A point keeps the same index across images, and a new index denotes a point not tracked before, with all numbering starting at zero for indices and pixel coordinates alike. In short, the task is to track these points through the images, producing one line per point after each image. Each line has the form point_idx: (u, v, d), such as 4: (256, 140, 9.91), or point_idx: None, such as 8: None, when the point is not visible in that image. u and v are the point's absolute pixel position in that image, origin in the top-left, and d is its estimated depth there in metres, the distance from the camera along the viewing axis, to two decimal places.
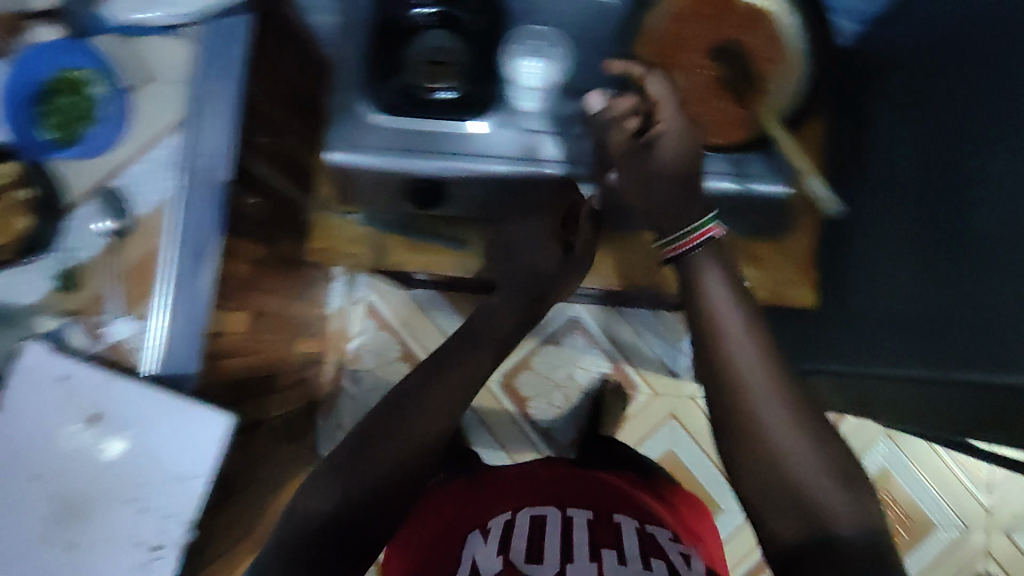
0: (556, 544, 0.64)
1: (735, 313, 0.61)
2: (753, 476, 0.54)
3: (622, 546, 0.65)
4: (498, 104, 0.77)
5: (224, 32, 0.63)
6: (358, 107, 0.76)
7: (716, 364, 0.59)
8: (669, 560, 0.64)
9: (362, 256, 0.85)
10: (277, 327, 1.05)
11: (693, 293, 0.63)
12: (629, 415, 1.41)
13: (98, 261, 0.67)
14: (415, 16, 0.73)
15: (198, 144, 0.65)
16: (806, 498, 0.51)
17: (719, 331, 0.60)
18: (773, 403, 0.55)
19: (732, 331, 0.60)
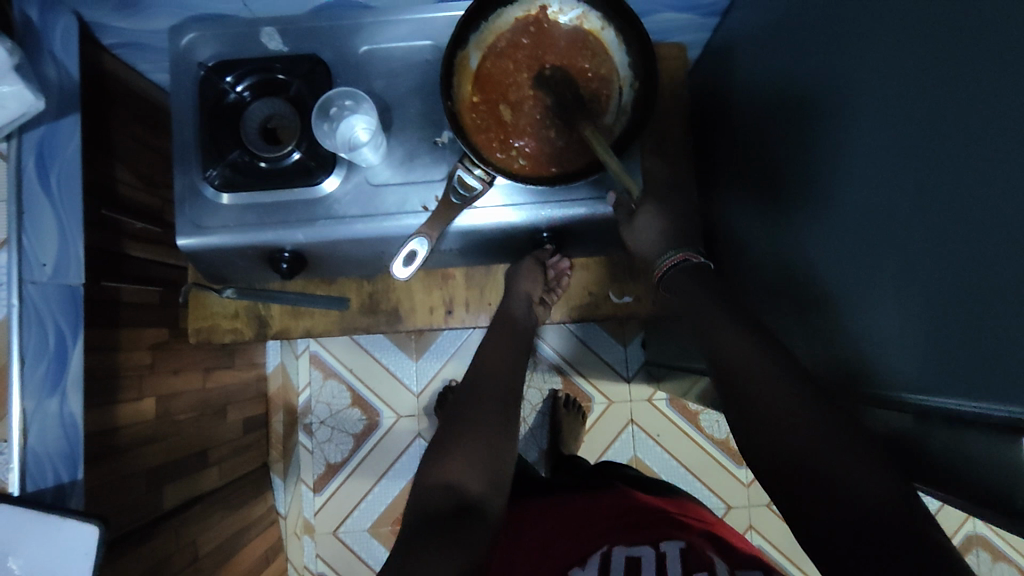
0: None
1: (719, 316, 0.62)
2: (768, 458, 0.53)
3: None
4: (339, 161, 0.74)
5: (45, 157, 0.70)
6: (203, 188, 0.74)
7: (718, 364, 0.59)
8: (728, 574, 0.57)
9: (244, 329, 0.86)
10: (197, 403, 1.04)
11: (686, 300, 0.66)
12: (599, 422, 1.39)
13: None
14: (233, 95, 0.74)
15: (33, 262, 0.68)
16: (808, 468, 0.50)
17: (714, 328, 0.61)
18: (776, 388, 0.54)
19: (725, 327, 0.61)
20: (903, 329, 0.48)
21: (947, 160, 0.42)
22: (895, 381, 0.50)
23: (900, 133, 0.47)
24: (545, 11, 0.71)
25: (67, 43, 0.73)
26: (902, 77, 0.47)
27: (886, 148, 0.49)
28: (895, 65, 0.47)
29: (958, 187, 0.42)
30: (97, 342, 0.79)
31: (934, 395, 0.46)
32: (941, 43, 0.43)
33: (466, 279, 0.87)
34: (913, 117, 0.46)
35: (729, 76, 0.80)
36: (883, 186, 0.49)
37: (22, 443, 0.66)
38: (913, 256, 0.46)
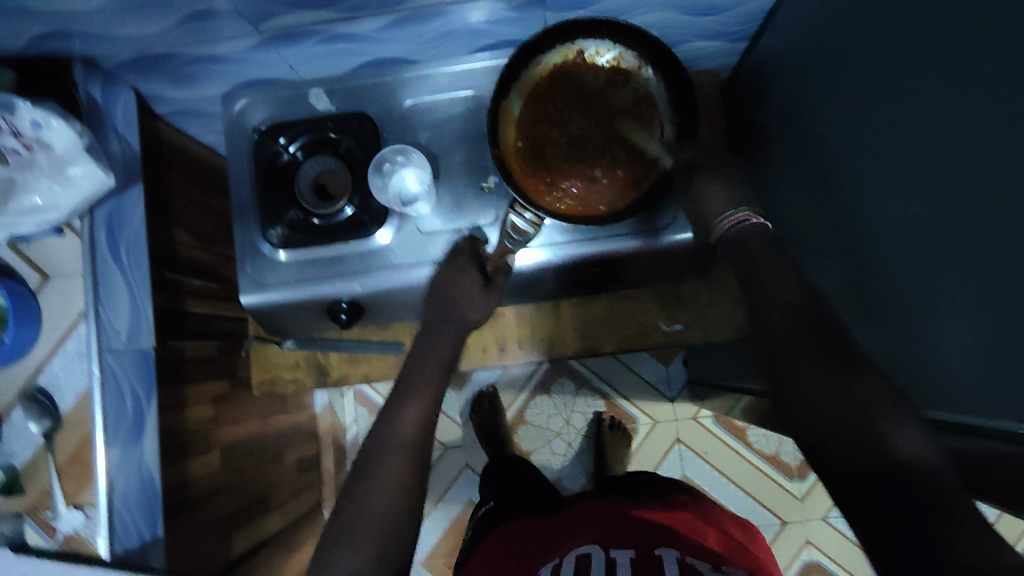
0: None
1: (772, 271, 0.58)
2: (802, 414, 0.49)
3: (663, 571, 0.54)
4: (391, 213, 0.76)
5: (114, 230, 0.73)
6: (262, 245, 0.77)
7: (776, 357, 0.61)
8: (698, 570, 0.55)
9: (305, 379, 0.88)
10: (256, 449, 1.06)
11: (745, 252, 0.62)
12: (641, 451, 1.39)
13: (34, 462, 0.69)
14: (287, 155, 0.77)
15: (110, 330, 0.70)
16: None
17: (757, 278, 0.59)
18: (821, 344, 0.51)
19: (769, 276, 0.58)
20: (967, 354, 0.49)
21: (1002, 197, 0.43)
22: (963, 403, 0.50)
23: (952, 164, 0.48)
24: (583, 54, 0.72)
25: (128, 117, 0.75)
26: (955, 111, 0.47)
27: (942, 179, 0.49)
28: (944, 101, 0.48)
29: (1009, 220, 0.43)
30: (167, 401, 0.82)
31: (997, 419, 0.47)
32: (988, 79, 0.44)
33: (516, 316, 0.88)
34: (966, 149, 0.46)
35: (767, 99, 0.81)
36: (939, 215, 0.50)
37: (108, 507, 0.68)
38: (974, 283, 0.47)
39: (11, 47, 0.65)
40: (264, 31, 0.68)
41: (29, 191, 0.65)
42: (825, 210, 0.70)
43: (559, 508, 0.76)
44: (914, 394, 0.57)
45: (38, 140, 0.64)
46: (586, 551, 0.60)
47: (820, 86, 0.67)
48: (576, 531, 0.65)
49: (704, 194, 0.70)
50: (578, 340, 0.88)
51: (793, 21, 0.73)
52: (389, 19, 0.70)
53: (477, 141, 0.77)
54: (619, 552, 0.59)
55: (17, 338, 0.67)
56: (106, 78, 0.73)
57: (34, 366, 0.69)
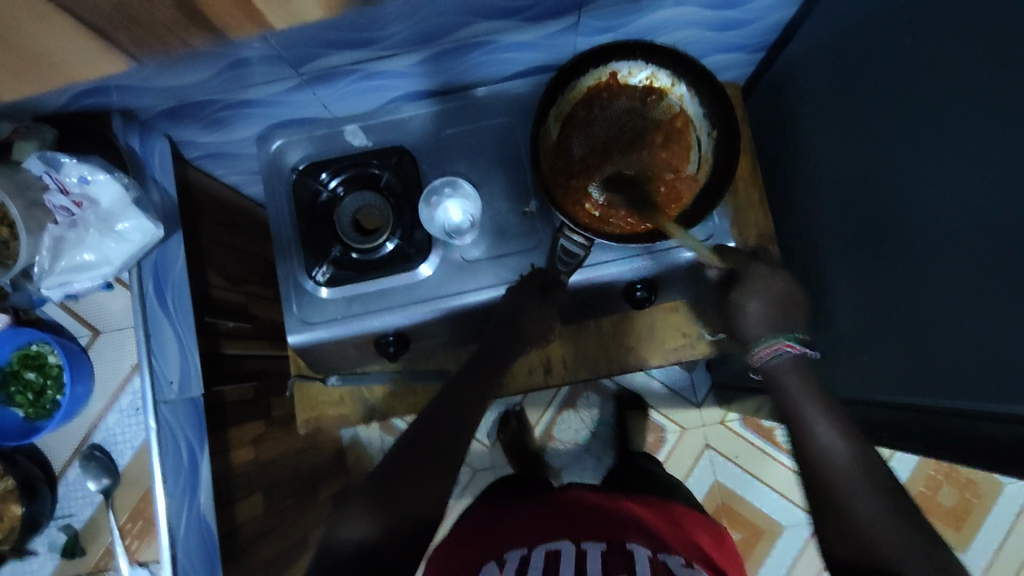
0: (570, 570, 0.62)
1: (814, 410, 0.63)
2: (845, 549, 0.55)
3: (637, 572, 0.62)
4: (434, 244, 0.76)
5: (161, 280, 0.72)
6: (305, 283, 0.77)
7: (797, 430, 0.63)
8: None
9: (351, 414, 0.87)
10: (293, 489, 1.05)
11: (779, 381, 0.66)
12: (672, 463, 1.39)
13: (94, 521, 0.68)
14: (327, 193, 0.78)
15: (162, 381, 0.69)
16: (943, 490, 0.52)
17: (803, 421, 0.63)
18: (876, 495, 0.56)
19: (815, 423, 0.63)
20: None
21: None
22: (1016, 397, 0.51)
23: (1004, 169, 0.50)
24: (615, 75, 0.74)
25: (164, 165, 0.75)
26: (1009, 115, 0.49)
27: (996, 181, 0.51)
28: (994, 107, 0.50)
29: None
30: (215, 448, 0.81)
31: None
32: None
33: (558, 336, 0.88)
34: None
35: (794, 107, 0.83)
36: (992, 214, 0.52)
37: (172, 562, 0.67)
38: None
39: (53, 106, 0.65)
40: (303, 73, 0.69)
41: (78, 247, 0.65)
42: (862, 218, 0.71)
43: (531, 502, 0.82)
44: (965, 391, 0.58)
45: (85, 196, 0.64)
46: (557, 545, 0.68)
47: (855, 95, 0.69)
48: (550, 528, 0.72)
49: (742, 308, 0.67)
50: (621, 356, 0.88)
51: (817, 32, 0.75)
52: (426, 53, 0.71)
53: (514, 166, 0.78)
54: (589, 545, 0.67)
55: (73, 396, 0.66)
56: (141, 129, 0.73)
57: (91, 422, 0.68)
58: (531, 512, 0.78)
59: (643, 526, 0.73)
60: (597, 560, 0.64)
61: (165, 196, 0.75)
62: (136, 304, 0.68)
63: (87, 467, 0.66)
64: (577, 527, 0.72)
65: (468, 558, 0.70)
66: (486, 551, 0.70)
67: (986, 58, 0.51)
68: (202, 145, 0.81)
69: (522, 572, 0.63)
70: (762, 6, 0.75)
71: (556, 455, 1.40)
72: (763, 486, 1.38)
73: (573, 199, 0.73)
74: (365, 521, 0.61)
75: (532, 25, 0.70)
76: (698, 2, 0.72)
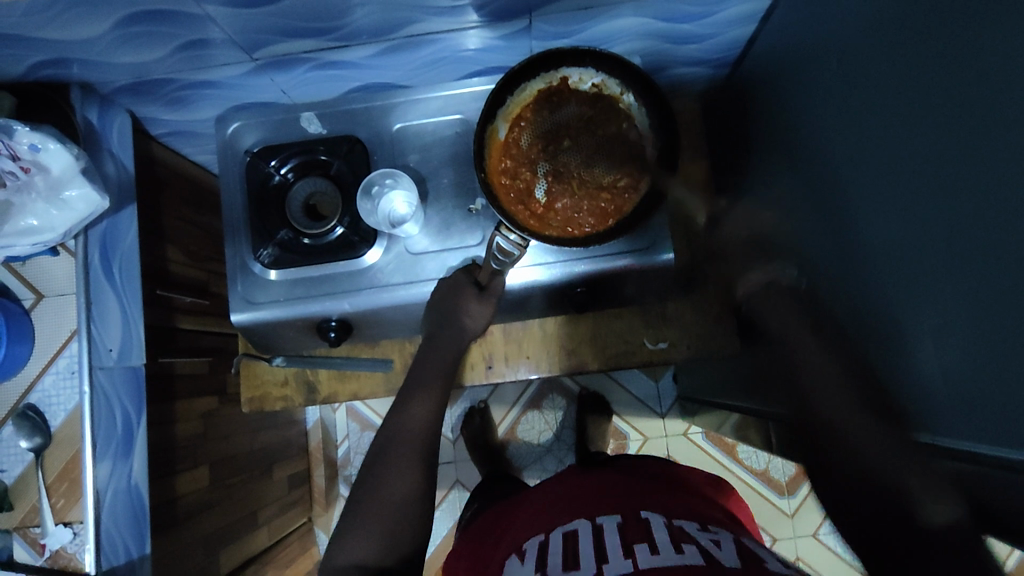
0: (591, 549, 0.61)
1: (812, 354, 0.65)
2: None
3: (654, 538, 0.60)
4: (380, 234, 0.78)
5: (107, 250, 0.74)
6: (253, 264, 0.78)
7: None
8: (699, 544, 0.59)
9: (294, 396, 0.90)
10: (245, 465, 1.06)
11: (777, 316, 0.70)
12: None
13: (24, 478, 0.70)
14: (278, 177, 0.80)
15: (101, 347, 0.72)
16: None
17: (806, 364, 0.65)
18: None
19: (817, 363, 0.64)
20: (927, 371, 0.51)
21: (958, 223, 0.45)
22: (929, 422, 0.52)
23: (910, 199, 0.50)
24: (567, 81, 0.74)
25: (122, 140, 0.77)
26: (909, 142, 0.50)
27: (899, 208, 0.51)
28: (898, 136, 0.51)
29: (970, 251, 0.44)
30: (157, 418, 0.83)
31: (946, 436, 0.49)
32: (936, 117, 0.46)
33: (501, 334, 0.91)
34: (922, 181, 0.48)
35: (747, 124, 0.84)
36: (899, 240, 0.52)
37: (96, 523, 0.69)
38: (934, 309, 0.49)
39: (12, 74, 0.67)
40: (257, 58, 0.70)
41: (24, 213, 0.67)
42: (799, 235, 0.72)
43: (554, 482, 0.81)
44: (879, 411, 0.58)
45: (36, 162, 0.66)
46: (575, 526, 0.67)
47: (795, 116, 0.69)
48: (568, 507, 0.72)
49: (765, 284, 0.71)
50: (564, 359, 0.90)
51: (770, 49, 0.75)
52: (379, 47, 0.72)
53: (464, 163, 0.79)
54: (605, 520, 0.67)
55: (10, 354, 0.69)
56: (101, 103, 0.75)
57: (27, 381, 0.71)
58: (542, 498, 0.77)
59: (666, 493, 0.72)
60: (615, 533, 0.63)
61: (120, 171, 0.77)
62: (81, 273, 0.71)
63: (21, 424, 0.69)
64: (599, 505, 0.71)
65: (497, 552, 0.70)
66: (507, 550, 0.69)
67: (892, 85, 0.51)
68: (165, 123, 0.83)
69: (546, 556, 0.62)
70: (717, 22, 0.76)
71: (518, 453, 1.41)
72: None
73: (519, 199, 0.75)
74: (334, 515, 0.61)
75: (482, 27, 0.71)
76: (652, 15, 0.73)
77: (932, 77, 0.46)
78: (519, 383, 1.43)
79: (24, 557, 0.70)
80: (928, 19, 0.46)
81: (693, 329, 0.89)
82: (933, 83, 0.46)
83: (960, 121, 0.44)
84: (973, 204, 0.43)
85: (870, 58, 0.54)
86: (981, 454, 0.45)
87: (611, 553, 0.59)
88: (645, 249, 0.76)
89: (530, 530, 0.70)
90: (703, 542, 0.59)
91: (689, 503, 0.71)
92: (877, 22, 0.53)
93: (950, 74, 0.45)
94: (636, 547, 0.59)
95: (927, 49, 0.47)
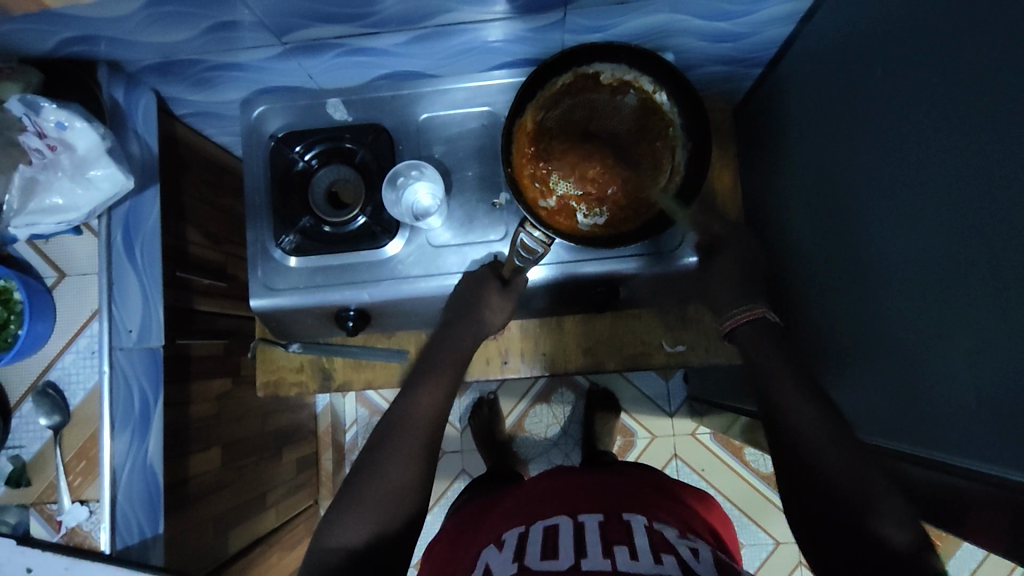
0: (570, 544, 0.61)
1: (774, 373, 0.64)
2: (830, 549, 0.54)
3: (634, 542, 0.61)
4: (402, 225, 0.77)
5: (130, 230, 0.74)
6: (273, 250, 0.78)
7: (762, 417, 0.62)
8: (679, 554, 0.59)
9: (308, 382, 0.90)
10: (256, 448, 1.07)
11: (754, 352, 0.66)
12: None
13: (42, 454, 0.71)
14: (302, 163, 0.79)
15: (121, 328, 0.72)
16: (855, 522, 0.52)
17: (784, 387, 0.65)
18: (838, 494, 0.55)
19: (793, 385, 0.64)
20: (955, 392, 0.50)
21: (1002, 244, 0.44)
22: (953, 444, 0.51)
23: (947, 217, 0.49)
24: (597, 75, 0.72)
25: (147, 119, 0.77)
26: (952, 157, 0.48)
27: (935, 224, 0.51)
28: (940, 150, 0.50)
29: (1010, 275, 0.43)
30: (174, 399, 0.84)
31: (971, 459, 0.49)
32: (984, 135, 0.45)
33: (517, 329, 0.90)
34: (963, 199, 0.47)
35: (776, 128, 0.82)
36: (931, 256, 0.51)
37: (112, 502, 0.69)
38: (969, 330, 0.48)
39: (40, 50, 0.67)
40: (287, 42, 0.69)
41: (49, 190, 0.66)
42: (825, 244, 0.71)
43: (538, 477, 0.81)
44: (897, 426, 0.58)
45: (62, 141, 0.66)
46: (554, 522, 0.67)
47: (826, 122, 0.68)
48: (551, 502, 0.72)
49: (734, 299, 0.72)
50: (579, 356, 0.90)
51: (805, 52, 0.73)
52: (407, 36, 0.71)
53: (489, 157, 0.79)
54: (585, 518, 0.67)
55: (32, 332, 0.69)
56: (127, 81, 0.74)
57: (47, 359, 0.72)
58: (524, 492, 0.77)
59: (648, 499, 0.73)
60: (595, 532, 0.64)
61: (146, 151, 0.77)
62: (105, 253, 0.71)
63: (40, 401, 0.70)
64: (580, 504, 0.71)
65: (476, 539, 0.71)
66: (484, 539, 0.70)
67: (937, 96, 0.50)
68: (189, 104, 0.83)
69: (526, 548, 0.63)
70: (754, 22, 0.74)
71: (525, 445, 1.41)
72: (726, 503, 1.38)
73: (544, 196, 0.74)
74: (347, 505, 0.61)
75: (515, 19, 0.70)
76: (688, 12, 0.71)
77: (982, 91, 0.45)
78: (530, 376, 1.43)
79: (42, 531, 0.71)
80: (984, 32, 0.45)
81: (712, 332, 0.88)
82: (985, 99, 0.45)
83: (1010, 140, 0.43)
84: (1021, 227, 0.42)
85: (916, 68, 0.52)
86: (1006, 479, 0.45)
87: (590, 551, 0.60)
88: (664, 252, 0.76)
89: (507, 524, 0.71)
90: (682, 552, 0.60)
91: (680, 516, 0.72)
92: (925, 29, 0.51)
93: (1002, 90, 0.43)
94: (614, 549, 0.60)
95: (979, 62, 0.45)
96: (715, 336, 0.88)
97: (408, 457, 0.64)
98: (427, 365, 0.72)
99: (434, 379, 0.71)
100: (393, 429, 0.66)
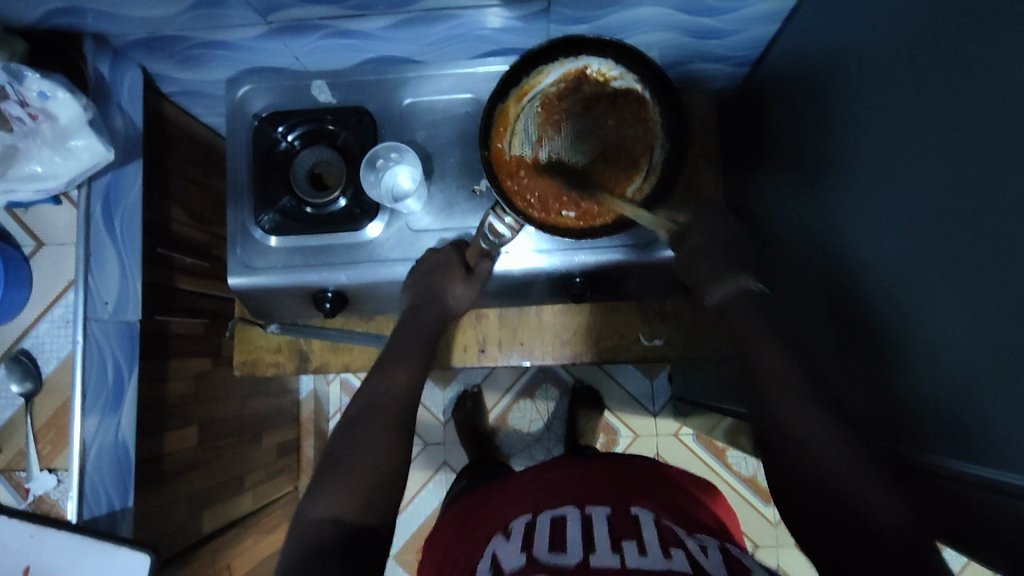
0: (578, 537, 0.61)
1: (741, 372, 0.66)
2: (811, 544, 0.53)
3: (643, 537, 0.61)
4: (382, 208, 0.78)
5: (110, 203, 0.75)
6: (254, 230, 0.78)
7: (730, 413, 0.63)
8: (687, 550, 0.59)
9: (286, 363, 0.90)
10: (235, 429, 1.07)
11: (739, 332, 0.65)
12: None
13: (13, 421, 0.71)
14: (285, 144, 0.80)
15: (97, 300, 0.72)
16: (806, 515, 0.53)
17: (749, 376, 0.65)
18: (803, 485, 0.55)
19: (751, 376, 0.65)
20: (926, 390, 0.50)
21: (972, 241, 0.44)
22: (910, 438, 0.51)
23: (924, 212, 0.49)
24: (585, 70, 0.73)
25: (132, 94, 0.77)
26: (927, 153, 0.49)
27: (910, 221, 0.51)
28: (917, 146, 0.50)
29: (982, 271, 0.44)
30: (150, 374, 0.84)
31: (941, 455, 0.49)
32: (956, 128, 0.45)
33: (496, 318, 0.91)
34: (932, 193, 0.48)
35: (758, 127, 0.83)
36: (905, 253, 0.52)
37: (80, 473, 0.69)
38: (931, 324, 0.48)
39: (28, 18, 0.67)
40: (272, 22, 0.69)
41: (29, 158, 0.67)
42: (806, 242, 0.71)
43: (549, 466, 0.81)
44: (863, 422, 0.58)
45: (44, 110, 0.66)
46: (562, 512, 0.67)
47: (808, 119, 0.68)
48: (559, 493, 0.72)
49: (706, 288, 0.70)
50: (557, 348, 0.90)
51: (790, 50, 0.74)
52: (394, 20, 0.71)
53: (472, 144, 0.79)
54: (595, 510, 0.67)
55: (6, 299, 0.69)
56: (114, 55, 0.74)
57: (19, 327, 0.72)
58: (525, 483, 0.76)
59: (646, 493, 0.72)
60: (603, 524, 0.63)
61: (128, 124, 0.77)
62: (83, 224, 0.72)
63: (11, 368, 0.70)
64: (587, 496, 0.71)
65: (482, 527, 0.71)
66: (483, 532, 0.69)
67: (913, 91, 0.50)
68: (176, 82, 0.83)
69: (532, 540, 0.62)
70: (741, 19, 0.74)
71: (506, 438, 1.41)
72: None
73: (515, 180, 0.74)
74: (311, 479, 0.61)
75: (503, 7, 0.70)
76: (675, 7, 0.72)
77: (956, 87, 0.45)
78: (514, 370, 1.43)
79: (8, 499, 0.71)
80: (959, 26, 0.45)
81: (690, 328, 0.89)
82: (958, 93, 0.45)
83: (980, 133, 0.43)
84: (988, 221, 0.42)
85: (894, 63, 0.52)
86: (968, 474, 0.46)
87: (598, 546, 0.59)
88: (632, 246, 0.77)
89: (515, 513, 0.70)
90: (692, 548, 0.59)
91: (683, 508, 0.71)
92: (904, 26, 0.51)
93: (976, 82, 0.43)
94: (624, 546, 0.59)
95: (953, 58, 0.46)
96: (691, 332, 0.88)
97: (376, 435, 0.64)
98: (399, 347, 0.73)
99: (406, 358, 0.71)
100: (362, 408, 0.66)
